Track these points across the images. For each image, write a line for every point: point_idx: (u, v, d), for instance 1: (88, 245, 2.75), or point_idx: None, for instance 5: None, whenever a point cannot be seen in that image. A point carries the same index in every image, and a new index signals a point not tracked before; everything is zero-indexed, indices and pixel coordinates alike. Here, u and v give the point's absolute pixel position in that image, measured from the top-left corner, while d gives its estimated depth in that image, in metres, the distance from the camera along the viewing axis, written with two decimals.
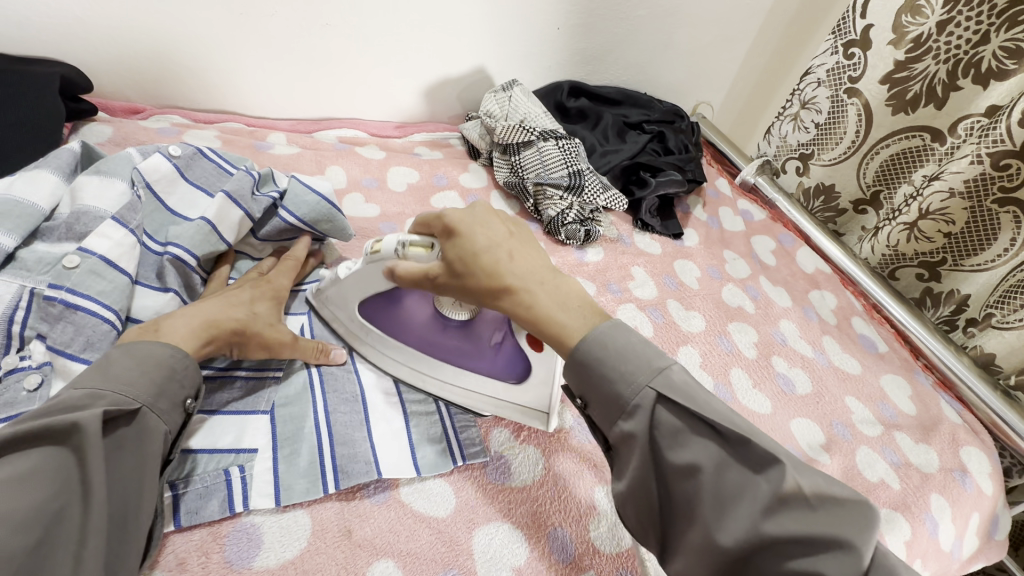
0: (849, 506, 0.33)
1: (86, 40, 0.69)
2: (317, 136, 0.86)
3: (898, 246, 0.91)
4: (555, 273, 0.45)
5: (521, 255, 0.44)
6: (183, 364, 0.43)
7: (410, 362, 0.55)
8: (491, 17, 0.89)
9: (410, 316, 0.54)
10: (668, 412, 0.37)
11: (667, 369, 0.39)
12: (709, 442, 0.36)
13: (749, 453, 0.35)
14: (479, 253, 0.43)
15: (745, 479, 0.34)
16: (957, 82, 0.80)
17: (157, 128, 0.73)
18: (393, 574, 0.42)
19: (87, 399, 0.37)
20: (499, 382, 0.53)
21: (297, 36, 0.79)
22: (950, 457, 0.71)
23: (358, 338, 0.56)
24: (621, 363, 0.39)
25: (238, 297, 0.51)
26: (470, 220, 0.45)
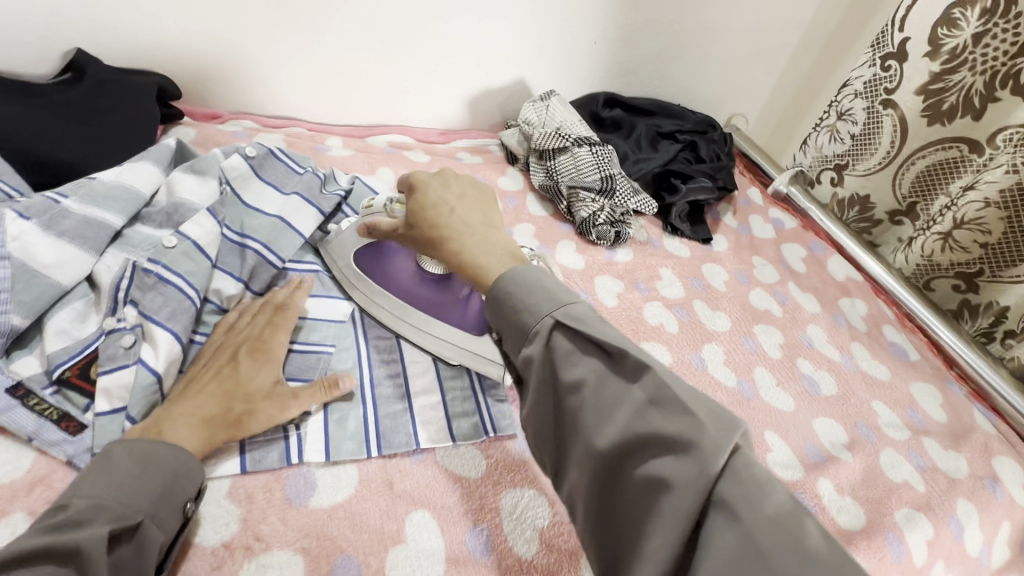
0: (709, 413, 0.33)
1: (178, 54, 0.79)
2: (370, 140, 0.93)
3: (933, 256, 0.90)
4: (489, 225, 0.51)
5: (465, 209, 0.53)
6: (186, 466, 0.42)
7: (393, 309, 0.61)
8: (534, 33, 0.95)
9: (397, 271, 0.63)
10: (563, 338, 0.38)
11: (572, 303, 0.40)
12: (594, 360, 0.37)
13: (627, 365, 0.36)
14: (428, 206, 0.53)
15: (622, 390, 0.35)
16: (994, 93, 0.81)
17: (233, 131, 0.82)
18: (429, 524, 0.47)
19: (90, 513, 0.36)
20: (462, 333, 0.59)
21: (357, 50, 0.87)
22: (981, 465, 0.71)
23: (354, 290, 0.63)
24: (529, 295, 0.41)
25: (233, 370, 0.49)
26: (428, 180, 0.55)
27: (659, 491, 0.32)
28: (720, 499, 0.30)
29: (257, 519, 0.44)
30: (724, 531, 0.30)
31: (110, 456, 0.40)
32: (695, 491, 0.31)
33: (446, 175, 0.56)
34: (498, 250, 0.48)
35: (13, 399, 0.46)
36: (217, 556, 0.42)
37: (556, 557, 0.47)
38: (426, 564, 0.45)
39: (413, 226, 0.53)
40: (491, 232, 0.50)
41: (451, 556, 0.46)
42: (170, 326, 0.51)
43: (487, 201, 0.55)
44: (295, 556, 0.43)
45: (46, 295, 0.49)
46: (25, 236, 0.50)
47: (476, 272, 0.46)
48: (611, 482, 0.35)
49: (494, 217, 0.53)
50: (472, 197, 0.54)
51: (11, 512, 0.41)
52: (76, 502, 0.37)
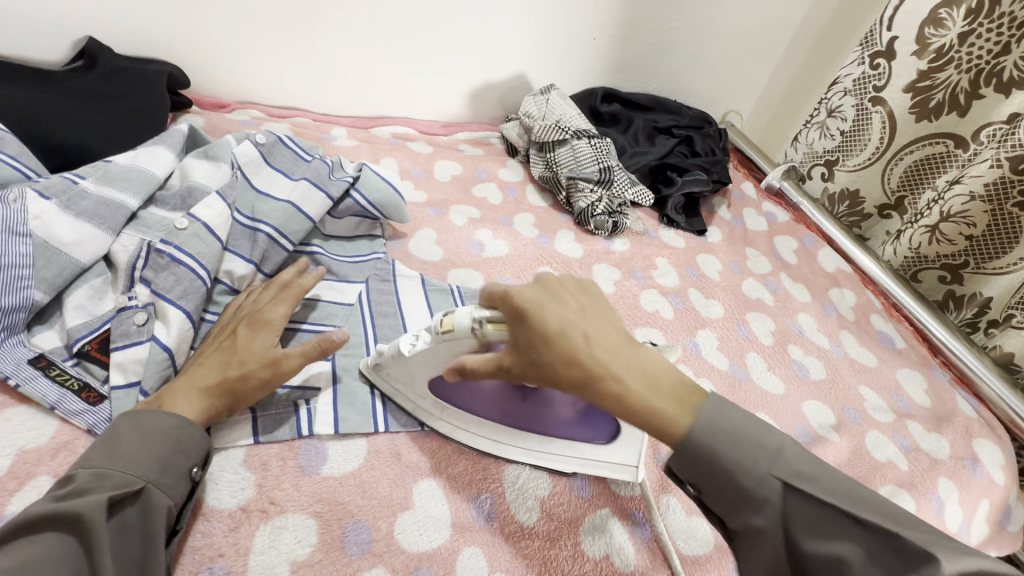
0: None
1: (185, 43, 0.80)
2: (373, 131, 0.95)
3: (921, 249, 0.93)
4: (632, 344, 0.44)
5: (597, 334, 0.44)
6: (187, 435, 0.43)
7: (498, 438, 0.53)
8: (535, 27, 0.97)
9: (488, 391, 0.52)
10: (799, 501, 0.38)
11: (784, 453, 0.39)
12: (852, 538, 0.36)
13: (891, 542, 0.34)
14: (556, 336, 0.43)
15: (894, 573, 0.34)
16: (978, 91, 0.84)
17: (240, 120, 0.84)
18: (434, 492, 0.49)
19: (93, 482, 0.38)
20: (589, 445, 0.52)
21: (362, 43, 0.89)
22: (962, 446, 0.74)
23: (435, 420, 0.53)
24: (735, 451, 0.39)
25: (231, 344, 0.49)
26: (538, 300, 0.45)
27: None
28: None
29: (271, 485, 0.46)
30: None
31: (116, 428, 0.42)
32: None
33: (548, 283, 0.47)
34: (662, 387, 0.42)
35: (37, 370, 0.48)
36: (234, 518, 0.44)
37: (556, 525, 0.50)
38: (432, 528, 0.47)
39: (543, 364, 0.43)
40: (643, 356, 0.44)
41: (456, 522, 0.48)
42: (182, 304, 0.52)
43: (606, 310, 0.46)
44: (308, 519, 0.45)
45: (65, 271, 0.51)
46: (46, 215, 0.51)
47: (657, 423, 0.40)
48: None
49: (624, 330, 0.46)
50: (590, 305, 0.46)
51: (37, 474, 0.43)
52: (81, 472, 0.39)
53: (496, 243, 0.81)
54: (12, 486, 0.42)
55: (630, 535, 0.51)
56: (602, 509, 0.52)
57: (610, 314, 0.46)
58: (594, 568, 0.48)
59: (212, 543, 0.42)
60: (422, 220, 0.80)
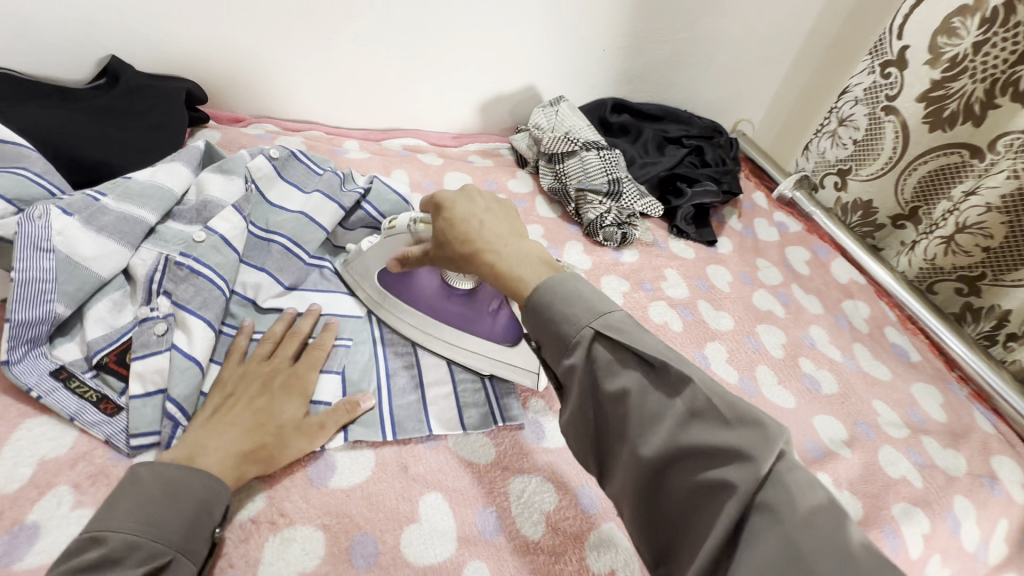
0: (757, 422, 0.34)
1: (204, 61, 0.82)
2: (385, 144, 0.97)
3: (936, 260, 0.91)
4: (519, 237, 0.51)
5: (492, 223, 0.52)
6: (214, 496, 0.42)
7: (424, 326, 0.62)
8: (545, 41, 0.98)
9: (423, 286, 0.62)
10: (604, 349, 0.40)
11: (609, 315, 0.41)
12: (637, 372, 0.38)
13: (667, 377, 0.37)
14: (459, 223, 0.51)
15: (664, 402, 0.37)
16: (994, 100, 0.83)
17: (256, 134, 0.86)
18: (441, 505, 0.50)
19: (124, 551, 0.37)
20: (493, 344, 0.60)
21: (374, 58, 0.91)
22: (979, 463, 0.72)
23: (381, 309, 0.64)
24: (566, 306, 0.42)
25: (262, 404, 0.49)
26: (454, 198, 0.53)
27: (707, 495, 0.33)
28: (765, 503, 0.32)
29: (281, 497, 0.47)
30: (770, 533, 0.31)
31: (139, 484, 0.41)
32: (742, 500, 0.32)
33: (469, 190, 0.55)
34: (531, 262, 0.48)
35: (59, 381, 0.50)
36: (245, 529, 0.45)
37: (561, 539, 0.50)
38: (438, 542, 0.47)
39: (446, 244, 0.53)
40: (523, 243, 0.50)
41: (463, 536, 0.48)
42: (202, 314, 0.54)
43: (510, 209, 0.55)
44: (317, 531, 0.46)
45: (86, 286, 0.53)
46: (69, 232, 0.53)
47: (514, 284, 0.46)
48: (655, 488, 0.36)
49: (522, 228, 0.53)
50: (499, 210, 0.54)
51: (57, 484, 0.45)
52: (111, 538, 0.37)
53: None
54: (33, 495, 0.43)
55: (635, 552, 0.51)
56: (608, 524, 0.52)
57: (516, 218, 0.55)
58: None
59: (225, 555, 0.43)
60: None
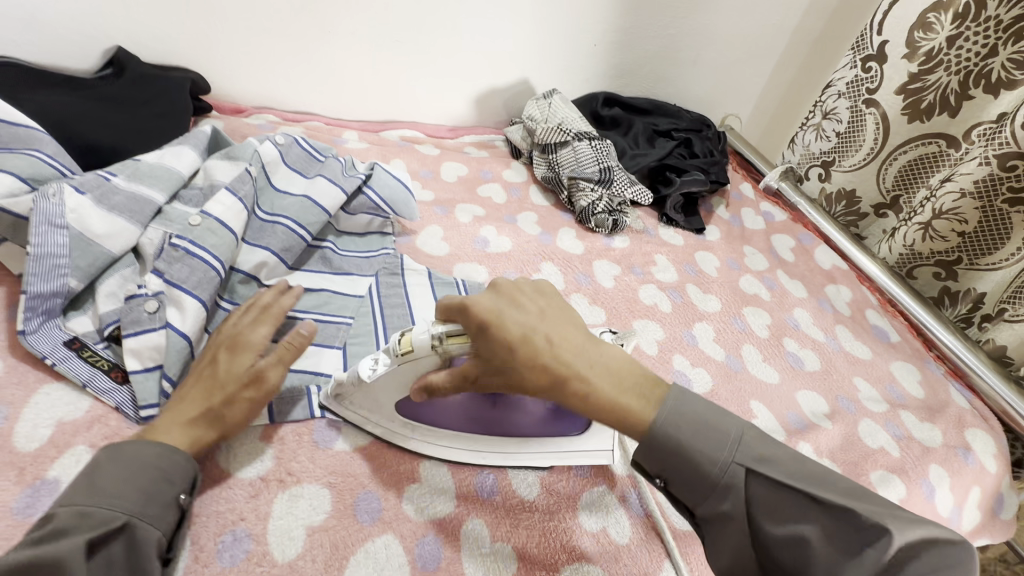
0: (946, 550, 0.35)
1: (206, 52, 0.85)
2: (383, 135, 0.99)
3: (915, 246, 0.95)
4: (597, 343, 0.46)
5: (561, 337, 0.44)
6: (173, 463, 0.43)
7: (476, 446, 0.53)
8: (538, 36, 1.01)
9: (456, 403, 0.52)
10: (762, 489, 0.40)
11: (746, 444, 0.42)
12: (810, 518, 0.38)
13: (846, 518, 0.37)
14: (517, 340, 0.43)
15: (849, 552, 0.36)
16: (968, 92, 0.87)
17: (257, 124, 0.88)
18: (439, 468, 0.52)
19: (75, 521, 0.37)
20: (560, 438, 0.54)
21: (373, 51, 0.93)
22: (954, 436, 0.75)
23: (411, 441, 0.53)
24: (703, 442, 0.42)
25: (209, 370, 0.48)
26: (498, 308, 0.45)
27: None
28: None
29: (288, 457, 0.50)
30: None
31: (95, 462, 0.41)
32: None
33: (506, 291, 0.47)
34: (621, 376, 0.44)
35: (70, 351, 0.52)
36: (254, 486, 0.47)
37: (555, 499, 0.52)
38: (438, 500, 0.50)
39: (508, 367, 0.44)
40: (603, 352, 0.45)
41: (461, 495, 0.51)
42: (197, 294, 0.55)
43: (558, 304, 0.48)
44: (322, 488, 0.48)
45: (98, 262, 0.55)
46: (81, 209, 0.55)
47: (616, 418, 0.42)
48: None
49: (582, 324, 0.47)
50: (551, 312, 0.47)
51: (74, 444, 0.47)
52: (61, 512, 0.37)
53: (500, 240, 0.84)
54: (53, 454, 0.46)
55: (625, 510, 0.53)
56: (599, 486, 0.55)
57: (576, 320, 0.47)
58: (592, 540, 0.50)
59: (235, 508, 0.46)
60: (429, 217, 0.84)
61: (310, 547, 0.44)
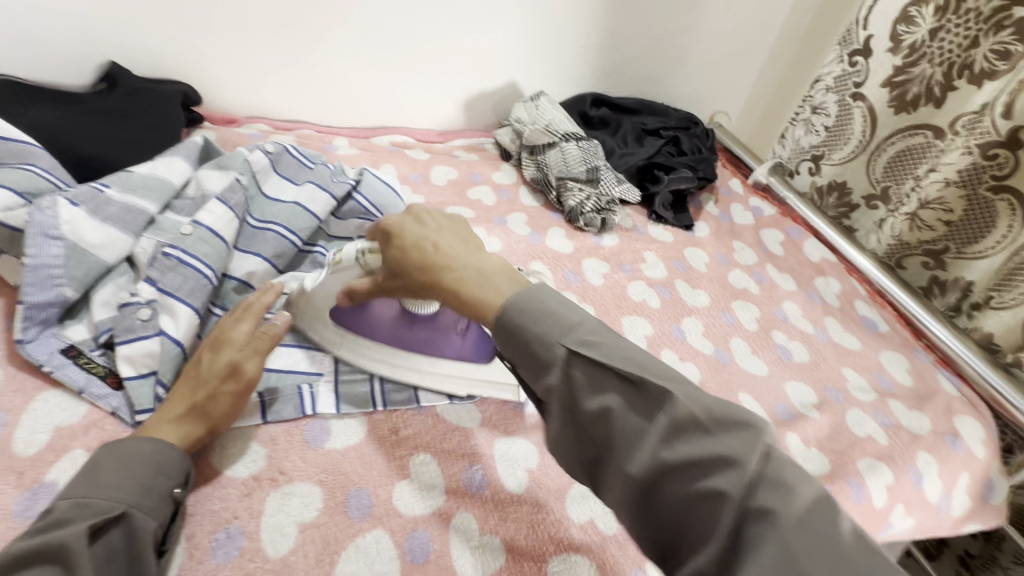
0: (744, 425, 0.35)
1: (197, 64, 0.86)
2: (374, 140, 1.01)
3: (903, 237, 0.96)
4: (478, 250, 0.49)
5: (447, 245, 0.49)
6: (166, 456, 0.44)
7: (390, 359, 0.58)
8: (524, 39, 1.03)
9: (380, 318, 0.58)
10: (582, 369, 0.38)
11: (581, 327, 0.40)
12: (618, 391, 0.37)
13: (648, 391, 0.37)
14: (410, 247, 0.49)
15: (647, 419, 0.36)
16: (952, 83, 0.86)
17: (249, 133, 0.90)
18: (429, 464, 0.53)
19: (74, 511, 0.39)
20: (468, 364, 0.59)
21: (361, 59, 0.95)
22: (942, 423, 0.76)
23: (339, 348, 0.59)
24: (538, 322, 0.40)
25: (193, 367, 0.50)
26: (401, 222, 0.51)
27: (703, 511, 0.33)
28: (760, 513, 0.32)
29: (280, 457, 0.51)
30: (770, 545, 0.31)
31: (96, 458, 0.43)
32: (735, 509, 0.32)
33: (414, 213, 0.52)
34: (494, 277, 0.45)
35: (67, 359, 0.53)
36: (247, 485, 0.48)
37: (543, 492, 0.53)
38: (427, 495, 0.51)
39: (400, 272, 0.50)
40: (482, 258, 0.47)
41: (450, 489, 0.52)
42: (190, 301, 0.57)
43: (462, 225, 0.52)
44: (314, 487, 0.49)
45: (93, 271, 0.56)
46: (75, 221, 0.56)
47: (478, 305, 0.43)
48: (646, 506, 0.36)
49: (477, 242, 0.50)
50: (449, 228, 0.51)
51: (72, 448, 0.48)
52: (60, 503, 0.40)
53: (489, 240, 0.85)
54: (51, 458, 0.47)
55: None
56: None
57: (473, 233, 0.52)
58: (579, 531, 0.51)
59: (228, 507, 0.47)
60: None
61: (302, 543, 0.45)
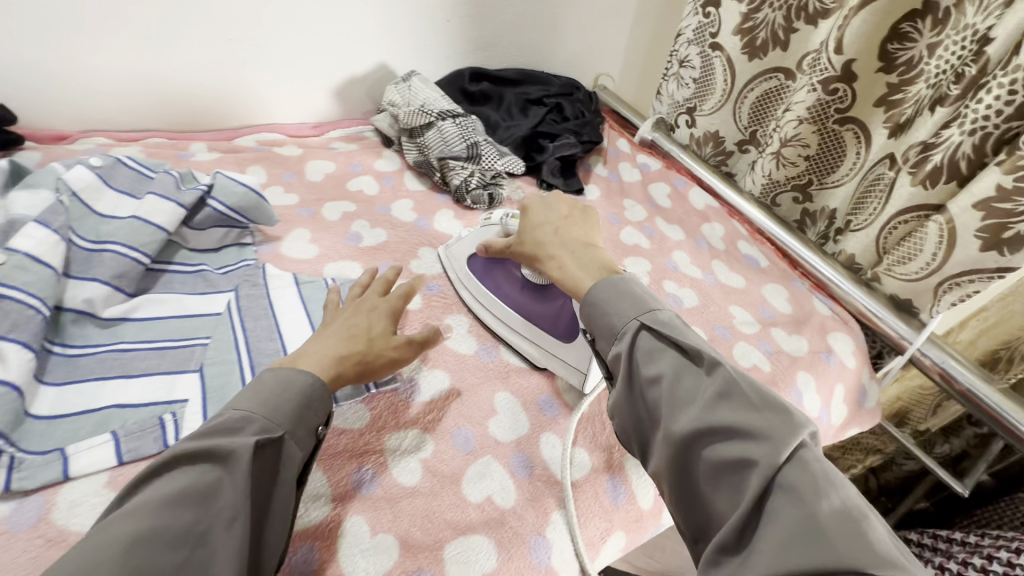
0: (785, 412, 0.42)
1: (6, 77, 0.76)
2: (237, 142, 0.93)
3: (772, 176, 1.00)
4: (585, 246, 0.62)
5: (565, 230, 0.65)
6: (317, 394, 0.48)
7: (495, 312, 0.69)
8: (387, 17, 0.98)
9: (506, 277, 0.70)
10: (648, 339, 0.49)
11: (655, 311, 0.51)
12: (675, 361, 0.47)
13: (704, 365, 0.46)
14: (535, 227, 0.66)
15: (699, 385, 0.45)
16: (793, 25, 0.92)
17: (84, 149, 0.80)
18: (314, 474, 0.51)
19: (242, 422, 0.43)
20: (552, 338, 0.66)
21: (206, 52, 0.87)
22: (818, 342, 0.83)
23: (463, 287, 0.73)
24: (617, 301, 0.52)
25: (358, 325, 0.56)
26: (536, 204, 0.69)
27: (736, 472, 0.41)
28: (787, 484, 0.39)
29: None
30: (792, 511, 0.38)
31: (261, 380, 0.47)
32: (769, 477, 0.39)
33: (553, 199, 0.69)
34: (593, 265, 0.59)
35: None
36: None
37: (439, 479, 0.53)
38: (313, 506, 0.49)
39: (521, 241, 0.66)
40: (588, 251, 0.61)
41: (338, 495, 0.50)
42: (17, 337, 0.50)
43: (584, 212, 0.68)
44: None
45: None
46: None
47: (573, 284, 0.58)
48: (686, 465, 0.44)
49: (588, 235, 0.65)
50: (573, 219, 0.67)
51: None
52: (229, 412, 0.43)
53: (375, 232, 0.82)
54: None
55: (510, 476, 0.55)
56: (484, 457, 0.56)
57: (584, 227, 0.66)
58: (478, 511, 0.51)
59: None
60: (294, 221, 0.80)
61: None
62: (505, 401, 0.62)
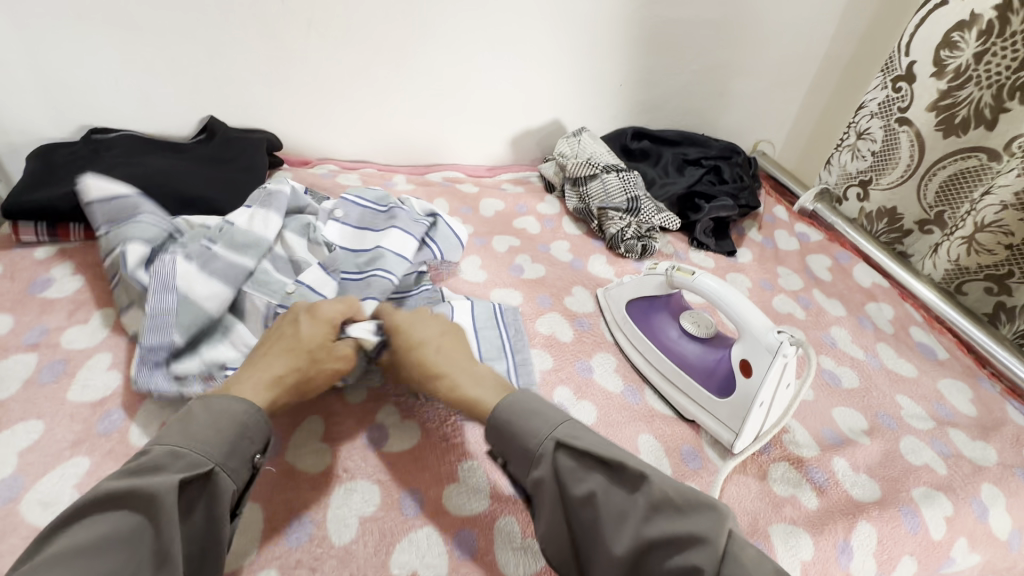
0: (710, 507, 0.43)
1: (281, 117, 0.99)
2: (428, 177, 1.10)
3: (960, 260, 0.92)
4: (472, 362, 0.57)
5: (449, 349, 0.57)
6: (252, 420, 0.48)
7: (648, 356, 0.74)
8: (567, 82, 1.11)
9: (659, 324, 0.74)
10: (566, 457, 0.47)
11: (565, 423, 0.49)
12: (600, 476, 0.45)
13: (627, 477, 0.45)
14: (414, 348, 0.57)
15: (628, 499, 0.44)
16: (1003, 104, 0.85)
17: (320, 173, 1.01)
18: (477, 470, 0.57)
19: (167, 459, 0.42)
20: (704, 392, 0.69)
21: (418, 104, 1.05)
22: (1011, 455, 0.73)
23: (620, 329, 0.79)
24: (527, 420, 0.49)
25: (294, 338, 0.54)
26: (404, 321, 0.59)
27: None
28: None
29: (344, 456, 0.57)
30: None
31: (193, 412, 0.47)
32: None
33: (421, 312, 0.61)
34: (486, 382, 0.55)
35: None
36: (315, 479, 0.54)
37: None
38: (474, 498, 0.55)
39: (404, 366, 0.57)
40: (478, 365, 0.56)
41: (495, 494, 0.55)
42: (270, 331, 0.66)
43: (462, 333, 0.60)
44: (373, 484, 0.55)
45: None
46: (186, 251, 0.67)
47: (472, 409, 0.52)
48: None
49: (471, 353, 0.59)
50: (449, 332, 0.60)
51: None
52: (156, 450, 0.43)
53: (534, 266, 0.90)
54: None
55: None
56: None
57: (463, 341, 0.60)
58: None
59: (300, 497, 0.53)
60: (469, 248, 0.92)
61: (362, 534, 0.51)
62: (646, 443, 0.66)
